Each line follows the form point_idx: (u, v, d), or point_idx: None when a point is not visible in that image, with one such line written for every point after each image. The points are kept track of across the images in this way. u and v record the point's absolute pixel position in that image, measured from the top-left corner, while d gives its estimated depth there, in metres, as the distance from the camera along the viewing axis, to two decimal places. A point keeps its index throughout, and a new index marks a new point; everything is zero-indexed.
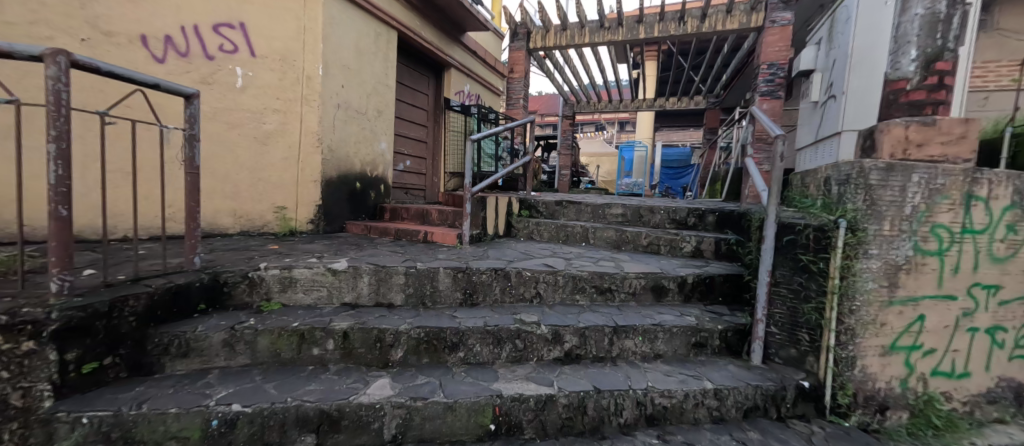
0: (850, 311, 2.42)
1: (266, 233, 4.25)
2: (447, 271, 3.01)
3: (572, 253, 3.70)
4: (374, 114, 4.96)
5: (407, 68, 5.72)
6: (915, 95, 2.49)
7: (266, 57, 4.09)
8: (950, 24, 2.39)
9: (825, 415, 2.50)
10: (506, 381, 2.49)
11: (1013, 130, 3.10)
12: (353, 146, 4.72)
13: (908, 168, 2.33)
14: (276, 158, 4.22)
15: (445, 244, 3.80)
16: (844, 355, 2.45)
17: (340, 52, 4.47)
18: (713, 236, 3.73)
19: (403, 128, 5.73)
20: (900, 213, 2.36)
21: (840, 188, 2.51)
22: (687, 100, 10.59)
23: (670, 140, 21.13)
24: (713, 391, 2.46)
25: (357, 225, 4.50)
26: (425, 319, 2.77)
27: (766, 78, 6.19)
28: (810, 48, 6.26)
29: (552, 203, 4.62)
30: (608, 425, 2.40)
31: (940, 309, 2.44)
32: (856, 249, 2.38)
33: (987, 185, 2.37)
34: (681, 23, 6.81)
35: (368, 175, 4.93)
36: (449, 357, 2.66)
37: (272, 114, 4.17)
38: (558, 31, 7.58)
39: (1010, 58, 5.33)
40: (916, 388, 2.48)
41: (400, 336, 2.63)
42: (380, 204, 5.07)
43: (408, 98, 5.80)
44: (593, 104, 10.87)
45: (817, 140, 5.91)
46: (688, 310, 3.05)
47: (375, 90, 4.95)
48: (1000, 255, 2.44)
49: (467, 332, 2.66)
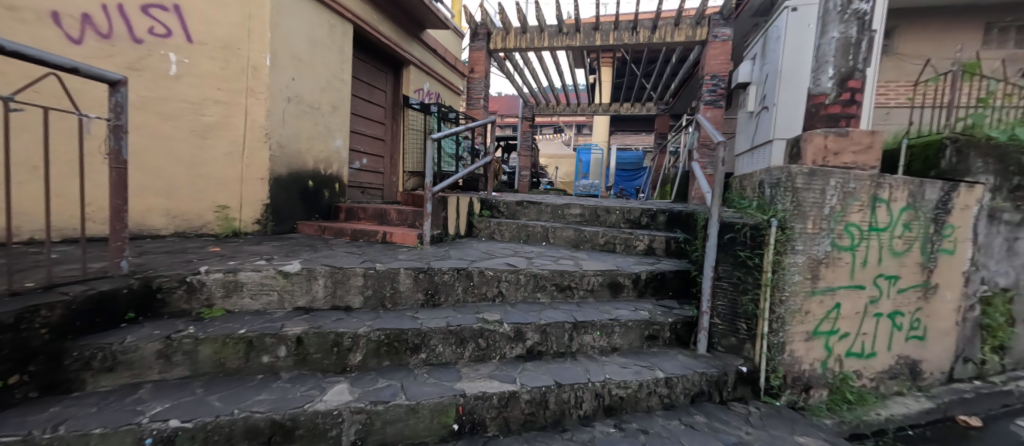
0: (780, 301, 2.70)
1: (205, 235, 3.92)
2: (409, 272, 2.97)
3: (533, 252, 3.76)
4: (328, 109, 4.75)
5: (363, 64, 5.53)
6: (832, 109, 2.82)
7: (207, 43, 3.77)
8: (860, 48, 2.75)
9: (760, 396, 2.76)
10: (469, 380, 2.51)
11: (909, 141, 3.28)
12: (306, 143, 4.49)
13: (826, 173, 2.64)
14: (217, 154, 3.90)
15: (405, 245, 3.70)
16: (775, 341, 2.72)
17: (291, 43, 4.23)
18: (663, 234, 3.93)
19: (359, 126, 5.52)
20: (821, 213, 2.66)
21: (772, 190, 2.79)
22: (640, 106, 11.05)
23: (625, 144, 21.99)
24: (664, 379, 2.63)
25: (309, 226, 4.29)
26: (386, 322, 2.71)
27: (710, 89, 6.64)
28: (747, 62, 6.77)
29: (513, 203, 4.63)
30: (569, 417, 2.50)
31: (853, 296, 2.78)
32: (785, 246, 2.66)
33: (888, 188, 2.75)
34: (634, 33, 7.00)
35: (322, 173, 4.71)
36: (410, 358, 2.62)
37: (214, 106, 3.85)
38: (517, 33, 7.42)
39: (904, 79, 6.72)
40: (833, 368, 2.81)
41: (358, 339, 2.56)
42: (335, 203, 4.86)
43: (364, 94, 5.61)
44: (552, 106, 10.98)
45: (753, 146, 6.39)
46: (642, 305, 3.21)
47: (329, 84, 4.74)
48: (899, 249, 2.82)
49: (430, 333, 2.64)
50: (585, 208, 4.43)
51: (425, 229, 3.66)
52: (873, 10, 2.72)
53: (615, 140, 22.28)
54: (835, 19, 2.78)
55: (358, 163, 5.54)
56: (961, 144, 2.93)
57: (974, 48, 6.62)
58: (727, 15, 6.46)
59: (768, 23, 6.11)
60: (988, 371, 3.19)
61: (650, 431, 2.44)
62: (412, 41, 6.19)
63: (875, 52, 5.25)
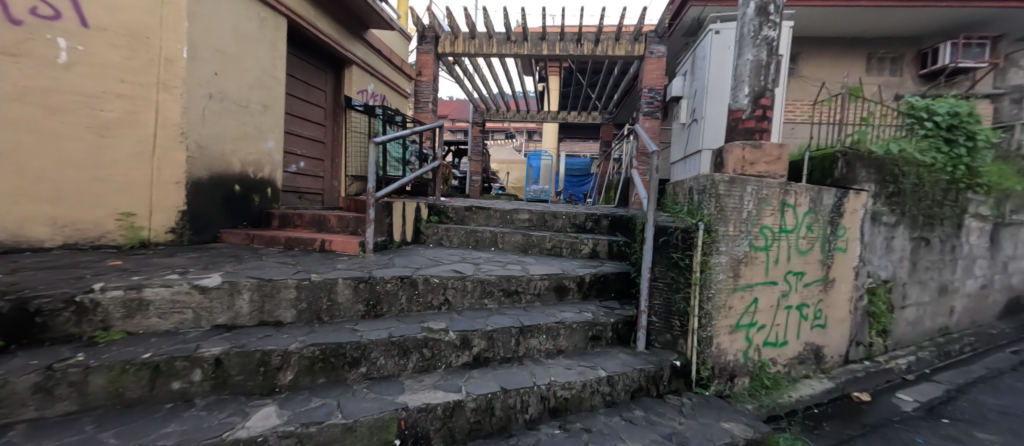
0: (708, 299, 2.92)
1: (103, 247, 3.39)
2: (347, 282, 2.80)
3: (481, 258, 3.73)
4: (258, 107, 4.37)
5: (300, 62, 5.18)
6: (748, 123, 3.13)
7: (107, 30, 3.30)
8: (769, 70, 3.08)
9: (692, 387, 2.97)
10: (412, 392, 2.41)
11: (811, 154, 3.73)
12: (231, 143, 4.09)
13: (743, 181, 2.91)
14: (119, 154, 3.40)
15: (345, 253, 3.53)
16: (705, 335, 2.94)
17: (212, 35, 3.83)
18: (606, 238, 4.04)
19: (294, 127, 5.13)
20: (740, 217, 2.93)
21: (699, 196, 3.02)
22: (587, 115, 11.23)
23: (573, 150, 22.67)
24: (606, 378, 2.72)
25: (235, 234, 3.90)
26: (320, 336, 2.53)
27: (647, 101, 7.08)
28: (678, 78, 7.20)
29: (461, 209, 4.57)
30: (515, 422, 2.50)
31: (767, 292, 3.09)
32: (710, 247, 2.89)
33: (794, 195, 3.09)
34: (579, 45, 7.12)
35: (251, 177, 4.32)
36: (348, 374, 2.47)
37: (115, 100, 3.36)
38: (466, 38, 7.26)
39: (807, 99, 7.73)
40: (753, 357, 3.10)
41: (289, 356, 2.36)
42: (266, 210, 4.48)
43: (301, 94, 5.25)
44: (503, 112, 10.87)
45: (685, 155, 6.73)
46: (586, 307, 3.31)
47: (259, 81, 4.36)
48: (803, 248, 3.18)
49: (370, 346, 2.51)
50: (533, 213, 4.42)
51: (367, 236, 3.50)
52: (779, 36, 3.07)
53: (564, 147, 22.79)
54: (749, 44, 3.11)
55: (293, 166, 5.15)
56: (850, 157, 3.39)
57: (858, 74, 7.69)
58: (662, 34, 6.96)
59: (697, 43, 6.56)
60: (876, 352, 3.71)
61: (593, 429, 2.51)
62: (355, 40, 5.91)
63: (782, 75, 5.79)
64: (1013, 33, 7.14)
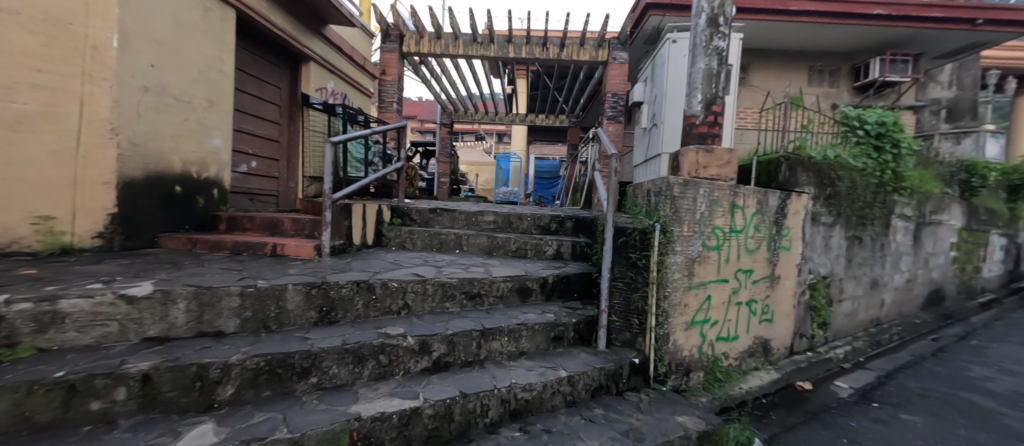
0: (665, 297, 3.02)
1: (16, 255, 3.02)
2: (298, 288, 2.67)
3: (443, 261, 3.67)
4: (202, 103, 4.08)
5: (252, 56, 4.90)
6: (701, 128, 3.28)
7: (20, 13, 2.95)
8: (720, 79, 3.25)
9: (650, 383, 3.06)
10: (366, 401, 2.32)
11: (759, 159, 3.95)
12: (171, 141, 3.79)
13: (696, 183, 3.04)
14: (36, 151, 3.06)
15: (299, 257, 3.36)
16: (662, 333, 3.04)
17: (148, 23, 3.53)
18: (569, 239, 4.08)
19: (244, 124, 4.83)
20: (693, 218, 3.05)
21: (656, 198, 3.12)
22: (555, 119, 10.96)
23: (544, 152, 22.88)
24: (566, 378, 2.75)
25: (176, 239, 3.62)
26: (266, 346, 2.38)
27: (611, 105, 7.30)
28: (640, 84, 7.17)
29: (426, 211, 4.49)
30: (475, 427, 2.47)
31: (718, 289, 3.25)
32: (666, 247, 3.00)
33: (743, 197, 3.27)
34: (545, 49, 7.05)
35: (194, 178, 4.03)
36: (297, 385, 2.35)
37: (30, 92, 3.02)
38: (432, 38, 7.06)
39: (756, 108, 8.22)
40: (707, 352, 3.24)
41: (229, 369, 2.20)
42: (212, 213, 4.19)
43: (253, 90, 4.96)
44: (472, 113, 10.38)
45: (646, 159, 6.56)
46: (549, 308, 3.34)
47: (203, 75, 4.07)
48: (752, 247, 3.37)
49: (321, 354, 2.40)
50: (498, 215, 4.39)
51: (323, 240, 3.37)
52: (727, 47, 3.24)
53: (534, 149, 22.91)
54: (701, 53, 3.26)
55: (244, 166, 4.86)
56: (792, 162, 3.66)
57: (800, 85, 8.28)
58: (624, 41, 7.13)
59: (655, 50, 6.62)
60: (816, 343, 3.99)
61: (553, 430, 2.53)
62: (314, 36, 5.67)
63: (732, 84, 6.05)
64: (931, 52, 7.91)
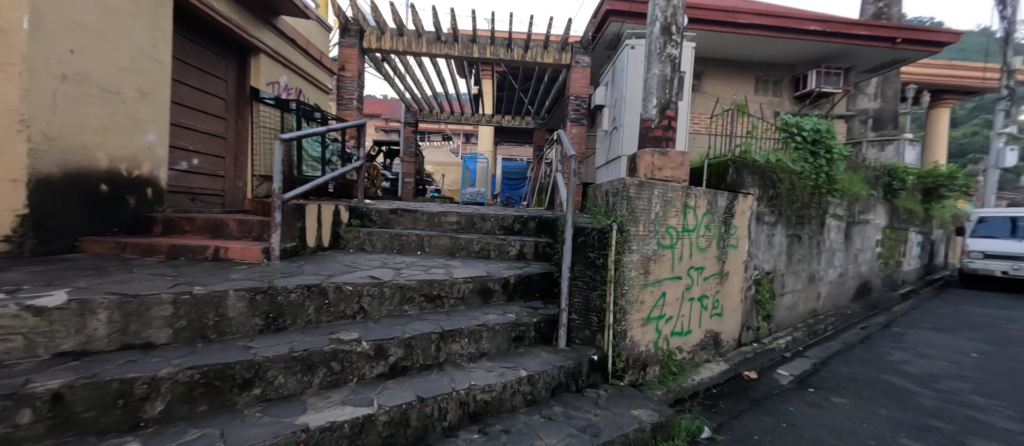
0: (622, 295, 3.11)
1: None
2: (240, 294, 2.48)
3: (403, 262, 3.56)
4: (135, 95, 3.67)
5: (194, 46, 4.51)
6: (656, 132, 3.41)
7: None
8: (674, 85, 3.39)
9: (609, 379, 3.14)
10: (315, 410, 2.19)
11: (710, 162, 4.16)
12: (96, 135, 3.39)
13: (650, 184, 3.15)
14: None
15: (245, 261, 3.14)
16: (619, 329, 3.12)
17: (66, 3, 3.14)
18: (532, 239, 4.09)
19: (184, 119, 4.41)
20: (648, 218, 3.17)
21: (613, 199, 3.20)
22: (522, 120, 10.85)
23: (511, 154, 22.93)
24: (527, 378, 2.76)
25: (102, 243, 3.27)
26: (201, 357, 2.19)
27: (574, 108, 7.39)
28: (601, 87, 7.26)
29: (386, 211, 4.34)
30: (432, 431, 2.41)
31: (672, 286, 3.39)
32: (623, 246, 3.08)
33: (694, 198, 3.43)
34: (509, 50, 7.01)
35: (124, 176, 3.63)
36: (238, 397, 2.18)
37: None
38: (393, 35, 6.81)
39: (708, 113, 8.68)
40: (662, 346, 3.38)
41: (158, 384, 1.99)
42: (146, 214, 3.80)
43: (195, 82, 4.56)
44: (437, 112, 10.16)
45: (607, 161, 6.68)
46: (510, 308, 3.33)
47: (135, 63, 3.66)
48: (703, 245, 3.55)
49: (265, 363, 2.24)
50: (461, 216, 4.32)
51: (272, 242, 3.17)
52: (680, 54, 3.39)
53: (501, 150, 22.90)
54: (656, 60, 3.38)
55: (184, 164, 4.45)
56: (738, 165, 3.85)
57: (746, 93, 8.84)
58: (586, 45, 7.26)
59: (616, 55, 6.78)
60: (761, 334, 4.27)
61: (512, 430, 2.52)
62: (264, 28, 5.32)
63: (686, 89, 6.28)
64: (859, 66, 8.69)
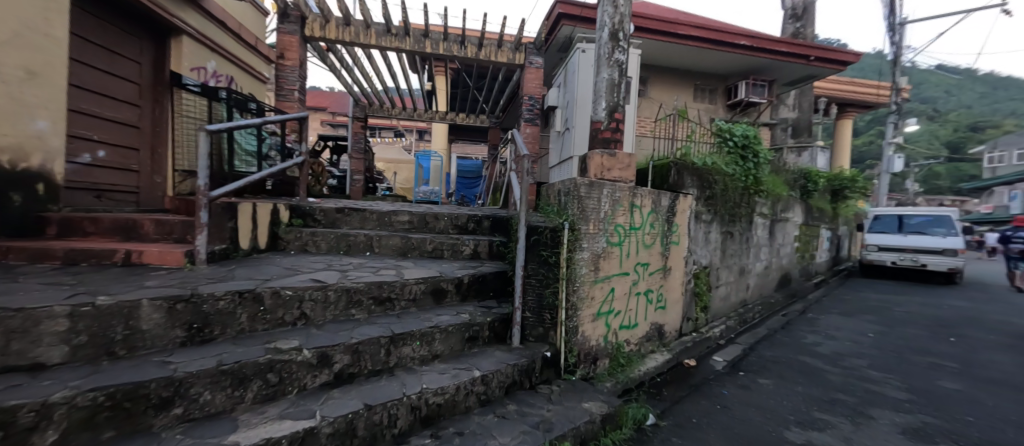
0: (574, 292, 3.20)
1: None
2: (157, 304, 2.20)
3: (350, 264, 3.38)
4: (18, 74, 3.12)
5: (99, 22, 3.95)
6: (605, 134, 3.54)
7: None
8: (620, 89, 3.55)
9: (561, 374, 3.21)
10: (248, 427, 2.01)
11: (654, 164, 4.41)
12: None
13: (599, 184, 3.26)
14: None
15: (163, 265, 2.81)
16: (571, 325, 3.21)
17: None
18: (486, 238, 4.07)
19: (84, 104, 3.84)
20: (598, 217, 3.28)
21: (565, 198, 3.28)
22: (476, 119, 10.78)
23: (465, 152, 22.73)
24: (480, 378, 2.73)
25: None
26: (106, 376, 1.91)
27: (528, 108, 7.48)
28: (553, 89, 7.41)
29: (332, 210, 4.10)
30: (381, 439, 2.30)
31: (620, 281, 3.54)
32: (573, 244, 3.17)
33: (640, 197, 3.61)
34: (462, 47, 6.92)
35: (6, 169, 3.08)
36: (155, 419, 1.93)
37: None
38: (339, 24, 6.42)
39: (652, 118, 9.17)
40: (611, 339, 3.52)
41: (49, 410, 1.70)
42: (35, 214, 3.25)
43: (101, 64, 3.99)
44: (388, 109, 9.88)
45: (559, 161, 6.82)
46: (463, 308, 3.29)
47: (19, 37, 3.11)
48: (648, 242, 3.75)
49: (188, 380, 1.99)
50: (414, 215, 4.19)
51: (198, 245, 2.86)
52: (626, 60, 3.55)
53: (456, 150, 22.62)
54: (605, 64, 3.51)
55: (86, 156, 3.88)
56: (679, 167, 4.12)
57: (687, 100, 9.43)
58: (539, 46, 7.28)
59: (568, 57, 6.93)
60: (699, 325, 4.59)
61: (466, 431, 2.48)
62: (189, 7, 4.79)
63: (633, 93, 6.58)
64: (782, 79, 9.63)
